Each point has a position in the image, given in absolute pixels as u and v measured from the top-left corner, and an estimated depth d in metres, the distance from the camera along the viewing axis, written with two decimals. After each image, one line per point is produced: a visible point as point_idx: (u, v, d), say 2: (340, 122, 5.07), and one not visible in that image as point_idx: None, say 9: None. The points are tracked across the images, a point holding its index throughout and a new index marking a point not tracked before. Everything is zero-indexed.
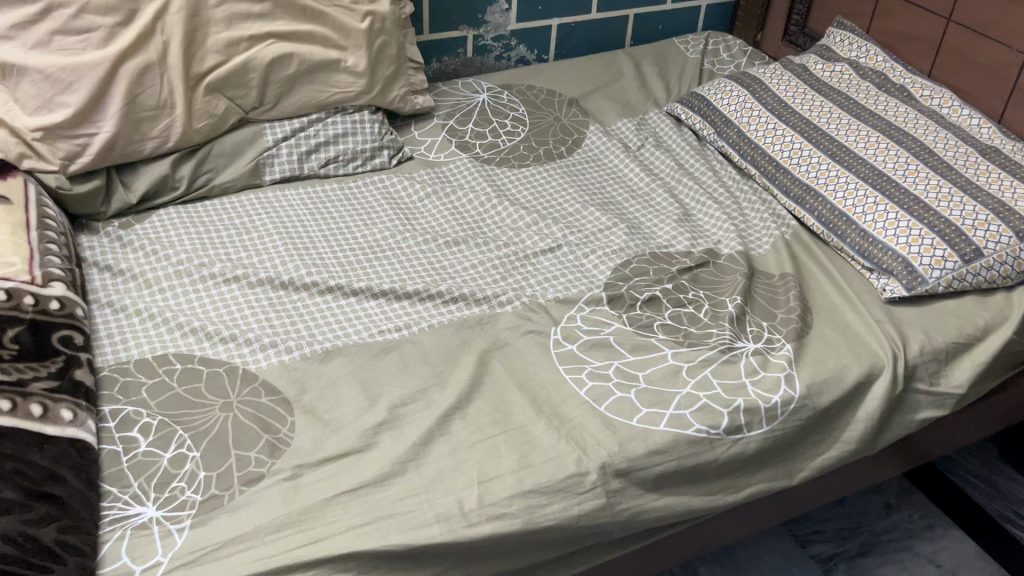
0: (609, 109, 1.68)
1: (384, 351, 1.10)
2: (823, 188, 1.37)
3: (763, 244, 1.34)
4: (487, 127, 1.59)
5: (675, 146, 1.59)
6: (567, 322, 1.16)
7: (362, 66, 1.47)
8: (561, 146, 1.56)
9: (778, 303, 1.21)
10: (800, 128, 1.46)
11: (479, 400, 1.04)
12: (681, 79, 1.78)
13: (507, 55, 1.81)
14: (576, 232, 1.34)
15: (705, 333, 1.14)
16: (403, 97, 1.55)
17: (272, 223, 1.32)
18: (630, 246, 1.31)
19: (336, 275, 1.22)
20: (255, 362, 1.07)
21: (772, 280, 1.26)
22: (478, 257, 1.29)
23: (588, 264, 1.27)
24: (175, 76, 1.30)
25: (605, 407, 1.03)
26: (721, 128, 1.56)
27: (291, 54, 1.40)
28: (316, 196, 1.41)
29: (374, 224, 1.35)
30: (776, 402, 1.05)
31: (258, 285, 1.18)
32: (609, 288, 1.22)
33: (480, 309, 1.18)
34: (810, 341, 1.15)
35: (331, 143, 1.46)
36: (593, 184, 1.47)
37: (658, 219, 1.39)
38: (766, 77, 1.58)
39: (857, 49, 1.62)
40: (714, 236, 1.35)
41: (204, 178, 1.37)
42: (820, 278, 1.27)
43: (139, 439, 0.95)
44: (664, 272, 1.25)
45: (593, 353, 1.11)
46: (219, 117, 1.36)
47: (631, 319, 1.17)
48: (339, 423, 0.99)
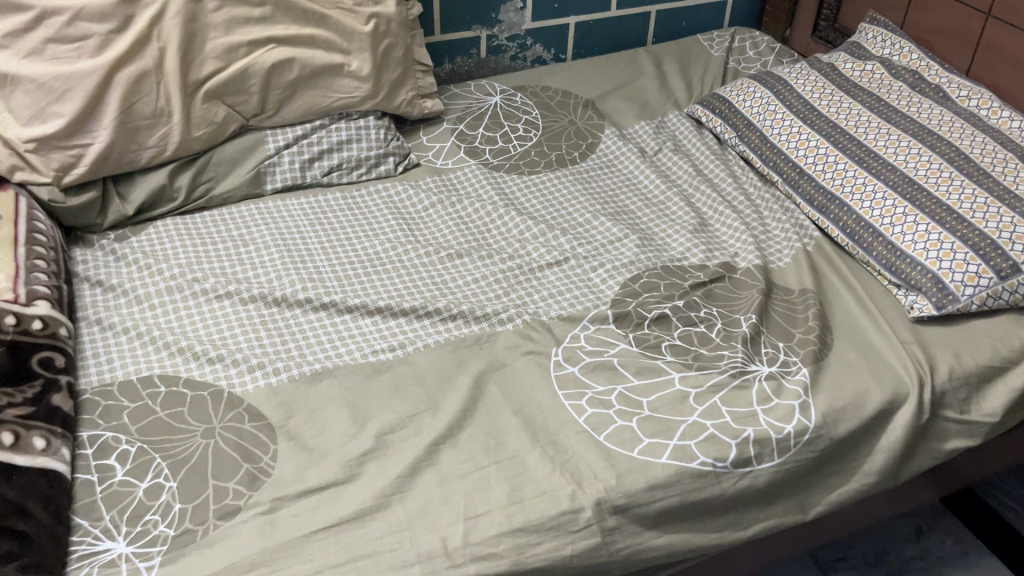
0: (627, 110, 1.61)
1: (376, 372, 1.06)
2: (849, 197, 1.29)
3: (785, 255, 1.27)
4: (499, 132, 1.54)
5: (694, 150, 1.51)
6: (570, 341, 1.11)
7: (367, 70, 1.41)
8: (575, 151, 1.50)
9: (796, 322, 1.14)
10: (827, 132, 1.38)
11: (472, 427, 0.98)
12: (704, 77, 1.70)
13: (522, 55, 1.75)
14: (584, 243, 1.28)
15: (716, 355, 1.08)
16: (410, 101, 1.50)
17: (270, 235, 1.28)
18: (641, 258, 1.24)
19: (330, 290, 1.17)
20: (242, 385, 1.03)
21: (791, 296, 1.19)
22: (480, 270, 1.23)
23: (596, 279, 1.22)
24: (172, 84, 1.27)
25: (604, 436, 0.97)
26: (742, 131, 1.48)
27: (292, 59, 1.35)
28: (317, 206, 1.36)
29: (375, 235, 1.30)
30: (789, 433, 0.98)
31: (251, 302, 1.14)
32: (616, 304, 1.16)
33: (479, 327, 1.13)
34: (829, 363, 1.07)
35: (335, 150, 1.41)
36: (606, 191, 1.41)
37: (672, 228, 1.32)
38: (791, 77, 1.50)
39: (890, 46, 1.53)
40: (732, 248, 1.28)
41: (203, 188, 1.34)
42: (843, 292, 1.19)
43: (116, 467, 0.92)
44: (675, 287, 1.19)
45: (595, 377, 1.05)
46: (219, 124, 1.33)
47: (637, 339, 1.11)
48: (324, 450, 0.95)
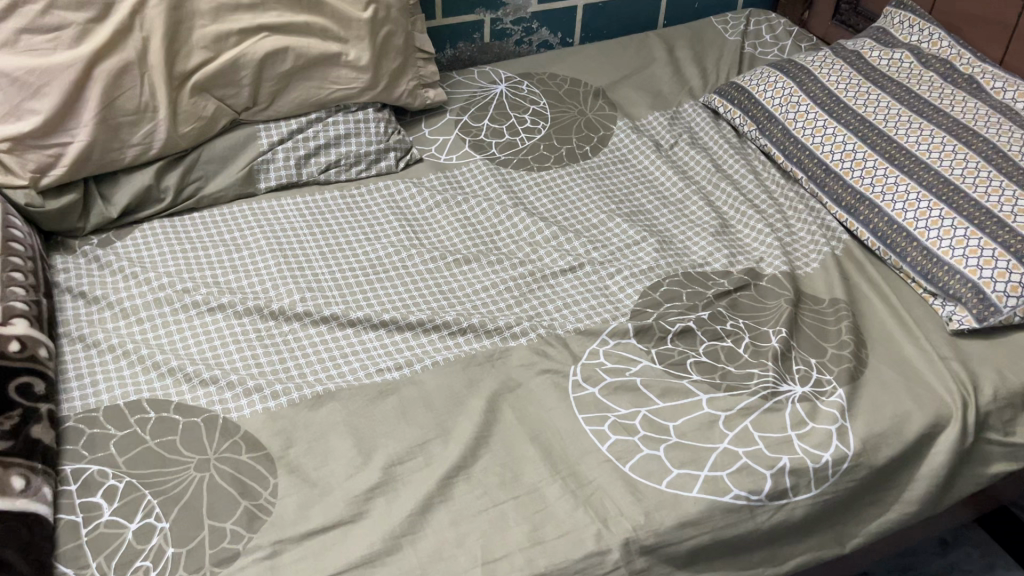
0: (640, 99, 1.52)
1: (382, 394, 0.98)
2: (880, 197, 1.21)
3: (812, 261, 1.19)
4: (505, 124, 1.45)
5: (711, 144, 1.44)
6: (588, 358, 1.03)
7: (366, 59, 1.33)
8: (585, 145, 1.42)
9: (828, 336, 1.07)
10: (854, 126, 1.30)
11: (487, 456, 0.91)
12: (719, 63, 1.62)
13: (528, 39, 1.66)
14: (600, 248, 1.21)
15: (745, 373, 1.01)
16: (411, 92, 1.41)
17: (265, 239, 1.20)
18: (660, 264, 1.17)
19: (331, 302, 1.09)
20: (237, 410, 0.95)
21: (821, 306, 1.12)
22: (490, 278, 1.16)
23: (614, 288, 1.14)
24: (157, 76, 1.18)
25: (630, 467, 0.90)
26: (763, 124, 1.40)
27: (286, 48, 1.27)
28: (314, 206, 1.28)
29: (377, 239, 1.22)
30: (827, 462, 0.91)
31: (246, 314, 1.06)
32: (636, 317, 1.09)
33: (491, 342, 1.06)
34: (866, 382, 1.01)
35: (332, 145, 1.33)
36: (619, 189, 1.33)
37: (692, 230, 1.25)
38: (814, 66, 1.42)
39: (918, 33, 1.45)
40: (756, 253, 1.21)
41: (192, 188, 1.25)
42: (875, 302, 1.12)
43: (103, 506, 0.84)
44: (698, 296, 1.12)
45: (617, 399, 0.98)
46: (208, 119, 1.24)
47: (661, 355, 1.04)
48: (327, 485, 0.88)
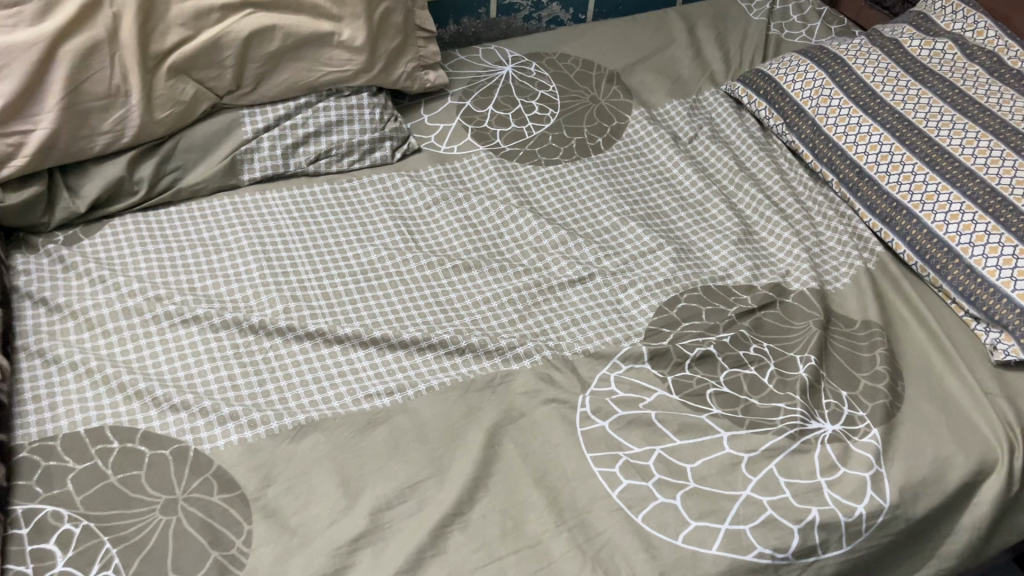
0: (657, 85, 1.41)
1: (370, 424, 0.89)
2: (919, 207, 1.11)
3: (843, 276, 1.10)
4: (511, 110, 1.34)
5: (734, 138, 1.33)
6: (598, 385, 0.94)
7: (361, 40, 1.21)
8: (598, 136, 1.31)
9: (861, 364, 0.97)
10: (891, 125, 1.19)
11: (486, 501, 0.83)
12: (743, 46, 1.50)
13: (537, 15, 1.55)
14: (612, 256, 1.11)
15: (770, 408, 0.92)
16: (409, 74, 1.30)
17: (247, 240, 1.10)
18: (678, 277, 1.08)
19: (318, 315, 1.00)
20: (211, 440, 0.86)
21: (853, 330, 1.02)
22: (492, 288, 1.07)
23: (627, 303, 1.05)
24: (129, 56, 1.07)
25: (643, 517, 0.82)
26: (791, 119, 1.29)
27: (273, 26, 1.15)
28: (302, 202, 1.18)
29: (370, 240, 1.13)
30: (861, 515, 0.83)
31: (223, 328, 0.97)
32: (651, 338, 1.00)
33: (491, 364, 0.96)
34: (903, 421, 0.92)
35: (323, 133, 1.22)
36: (634, 187, 1.23)
37: (713, 237, 1.15)
38: (849, 54, 1.31)
39: (962, 21, 1.33)
40: (782, 265, 1.11)
41: (168, 179, 1.14)
42: (912, 325, 1.03)
43: (56, 555, 0.76)
44: (719, 315, 1.02)
45: (629, 435, 0.89)
46: (187, 104, 1.13)
47: (678, 384, 0.95)
48: (308, 533, 0.79)
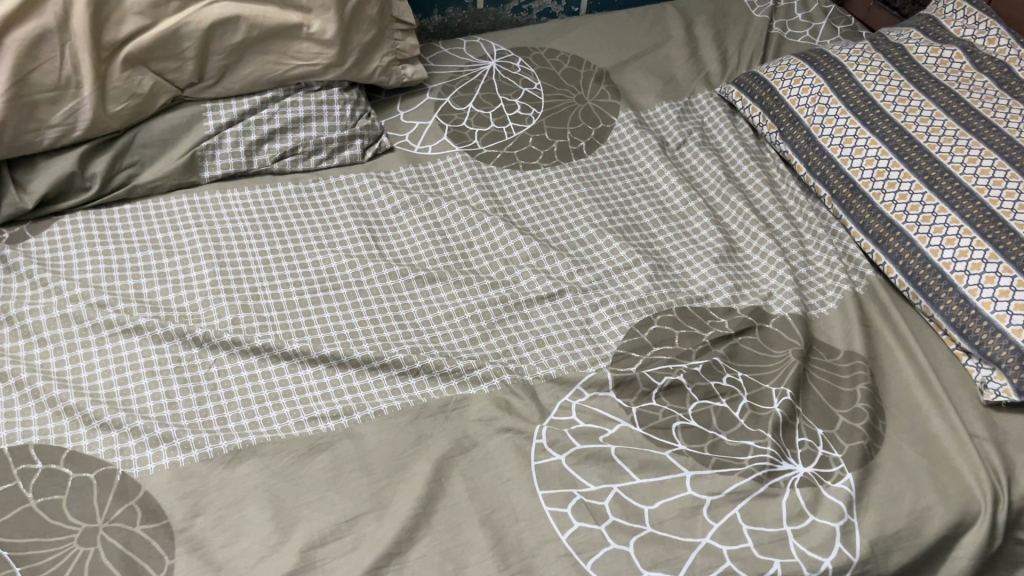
0: (648, 86, 1.34)
1: (312, 450, 0.84)
2: (914, 229, 1.04)
3: (829, 300, 1.03)
4: (492, 109, 1.28)
5: (724, 145, 1.26)
6: (557, 414, 0.89)
7: (331, 33, 1.15)
8: (581, 140, 1.24)
9: (840, 400, 0.91)
10: (890, 138, 1.12)
11: (427, 540, 0.78)
12: (742, 46, 1.43)
13: (527, 7, 1.48)
14: (586, 272, 1.05)
15: (739, 445, 0.86)
16: (385, 69, 1.24)
17: (202, 242, 1.05)
18: (653, 296, 1.02)
19: (268, 329, 0.95)
20: (140, 463, 0.81)
21: (835, 361, 0.96)
22: (455, 303, 1.01)
23: (597, 323, 0.99)
24: (81, 46, 1.01)
25: (592, 564, 0.76)
26: (786, 127, 1.22)
27: (237, 17, 1.09)
28: (263, 202, 1.12)
29: (331, 246, 1.07)
30: (827, 569, 0.78)
31: (165, 340, 0.92)
32: (618, 363, 0.94)
33: (447, 387, 0.91)
34: (881, 465, 0.86)
35: (289, 130, 1.16)
36: (614, 196, 1.17)
37: (693, 253, 1.08)
38: (849, 59, 1.23)
39: (973, 26, 1.25)
40: (764, 287, 1.04)
41: (124, 175, 1.09)
42: (899, 358, 0.96)
43: None
44: (693, 341, 0.96)
45: (586, 471, 0.84)
46: (144, 97, 1.08)
47: (643, 416, 0.89)
48: (233, 571, 0.75)
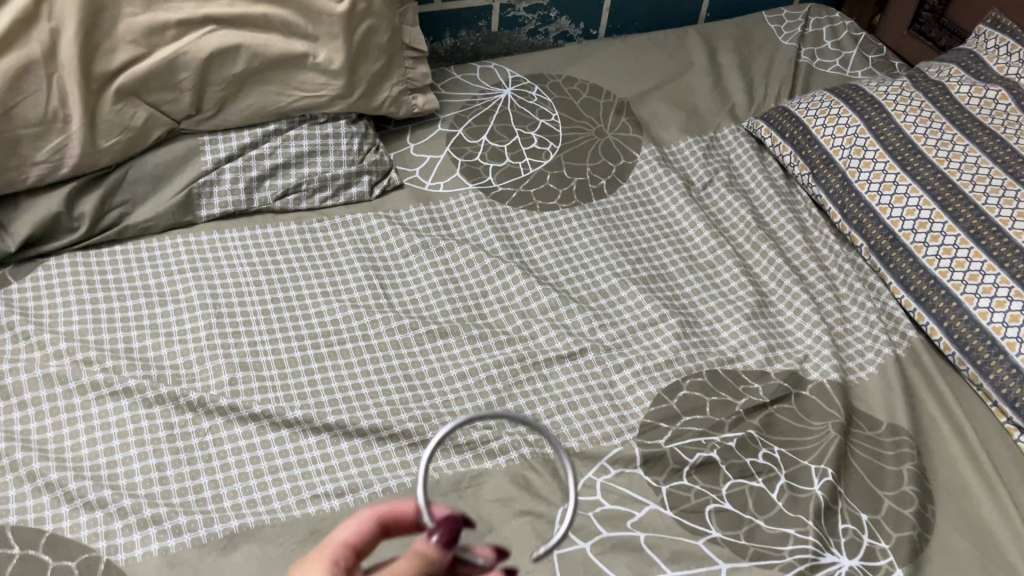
0: (672, 118, 1.27)
1: (314, 534, 0.77)
2: (960, 288, 0.98)
3: (869, 363, 0.97)
4: (507, 142, 1.21)
5: (753, 185, 1.19)
6: (581, 494, 0.82)
7: (338, 62, 1.08)
8: (602, 178, 1.17)
9: (885, 481, 0.85)
10: (932, 186, 1.05)
11: None
12: (768, 75, 1.36)
13: (543, 29, 1.40)
14: (608, 327, 0.98)
15: (778, 533, 0.80)
16: (394, 99, 1.17)
17: (197, 290, 0.98)
18: (681, 357, 0.95)
19: (268, 391, 0.88)
20: (126, 549, 0.74)
21: (878, 434, 0.89)
22: (470, 361, 0.94)
23: (621, 387, 0.92)
24: (69, 79, 0.94)
25: None
26: (819, 169, 1.15)
27: (238, 46, 1.02)
28: (263, 244, 1.05)
29: (336, 294, 1.00)
30: None
31: (156, 404, 0.85)
32: (646, 436, 0.87)
33: (461, 461, 0.84)
34: (931, 557, 0.80)
35: (293, 165, 1.09)
36: (637, 242, 1.10)
37: (722, 308, 1.02)
38: (887, 98, 1.16)
39: (1018, 63, 1.18)
40: (798, 348, 0.98)
41: (114, 215, 1.02)
42: (946, 432, 0.90)
43: None
44: (725, 410, 0.90)
45: (613, 562, 0.77)
46: (137, 130, 1.00)
47: (674, 498, 0.82)
48: None
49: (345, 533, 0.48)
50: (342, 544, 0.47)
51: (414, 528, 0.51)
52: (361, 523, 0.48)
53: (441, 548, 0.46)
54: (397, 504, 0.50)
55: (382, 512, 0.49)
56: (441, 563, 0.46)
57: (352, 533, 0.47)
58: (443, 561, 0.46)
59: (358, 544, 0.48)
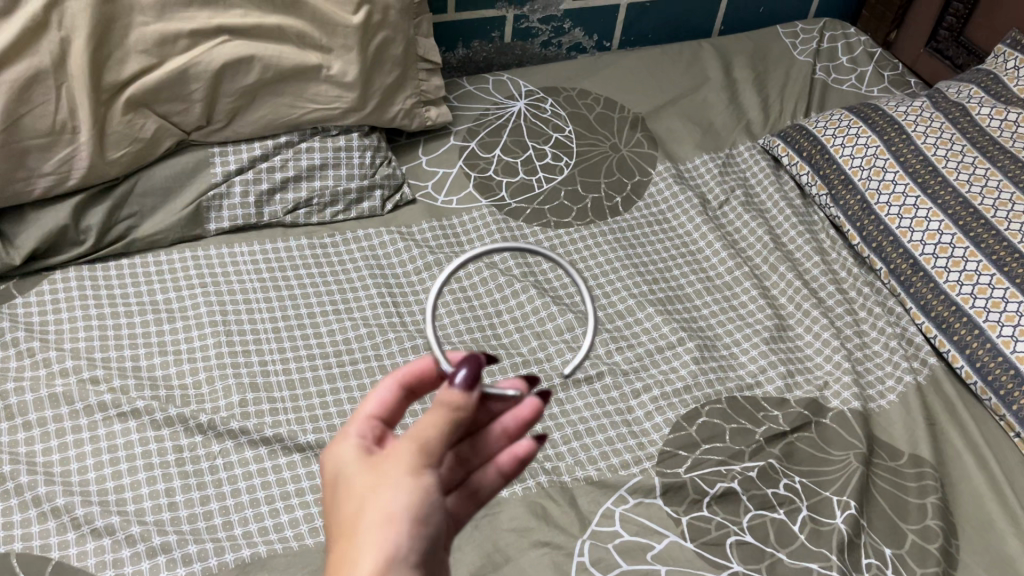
0: (687, 134, 1.25)
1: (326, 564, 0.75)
2: (983, 315, 0.96)
3: (889, 391, 0.95)
4: (521, 156, 1.19)
5: (769, 205, 1.17)
6: (599, 524, 0.80)
7: (352, 75, 1.06)
8: (617, 195, 1.16)
9: (908, 514, 0.84)
10: (954, 209, 1.03)
11: None
12: (784, 91, 1.34)
13: (557, 41, 1.39)
14: (625, 350, 0.96)
15: (801, 568, 0.78)
16: (407, 111, 1.15)
17: (206, 306, 0.95)
18: (700, 383, 0.93)
19: (279, 414, 0.86)
20: None
21: (900, 465, 0.88)
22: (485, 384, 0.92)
23: (639, 413, 0.91)
24: (79, 89, 0.91)
25: None
26: (838, 190, 1.14)
27: (251, 57, 1.00)
28: (273, 259, 1.03)
29: (348, 312, 0.98)
30: None
31: (165, 426, 0.83)
32: (665, 465, 0.85)
33: None
34: None
35: (304, 178, 1.07)
36: (653, 262, 1.08)
37: (740, 331, 1.00)
38: (907, 118, 1.14)
39: None
40: (818, 375, 0.96)
41: (121, 228, 0.99)
42: (968, 465, 0.88)
43: None
44: (745, 439, 0.88)
45: None
46: (147, 141, 0.98)
47: (694, 530, 0.80)
48: None
49: (372, 405, 0.57)
50: (372, 414, 0.57)
51: (437, 380, 0.60)
52: (386, 392, 0.58)
53: (466, 390, 0.49)
54: (414, 366, 0.59)
55: (402, 376, 0.58)
56: (469, 406, 0.50)
57: (379, 402, 0.57)
58: (471, 404, 0.50)
59: (388, 407, 0.58)
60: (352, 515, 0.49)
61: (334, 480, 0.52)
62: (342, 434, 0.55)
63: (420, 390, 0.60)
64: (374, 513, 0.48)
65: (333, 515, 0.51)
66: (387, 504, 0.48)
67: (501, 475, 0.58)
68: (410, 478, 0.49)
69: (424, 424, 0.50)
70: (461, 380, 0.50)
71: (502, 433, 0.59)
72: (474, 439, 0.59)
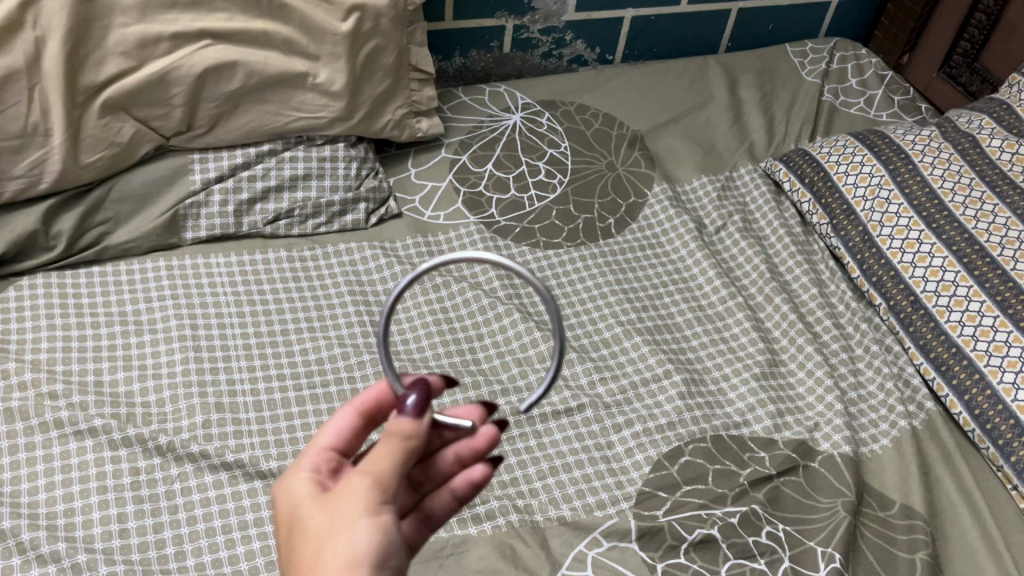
0: (687, 154, 1.22)
1: None
2: (984, 359, 0.92)
3: (882, 435, 0.91)
4: (514, 172, 1.15)
5: (768, 232, 1.13)
6: (570, 568, 0.76)
7: (340, 84, 1.02)
8: (611, 216, 1.12)
9: (896, 570, 0.80)
10: (959, 245, 0.99)
11: None
12: (789, 112, 1.30)
13: (557, 52, 1.35)
14: (609, 382, 0.93)
15: None
16: (397, 122, 1.12)
17: (176, 320, 0.92)
18: (684, 419, 0.89)
19: (244, 438, 0.83)
20: None
21: (890, 517, 0.84)
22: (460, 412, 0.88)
23: (619, 449, 0.87)
24: (52, 90, 0.88)
25: None
26: (839, 220, 1.09)
27: (234, 63, 0.96)
28: (250, 272, 1.00)
29: (323, 330, 0.95)
30: None
31: (124, 447, 0.80)
32: (643, 507, 0.82)
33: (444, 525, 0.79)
34: None
35: (286, 189, 1.04)
36: (643, 288, 1.04)
37: (729, 366, 0.96)
38: (915, 148, 1.10)
39: None
40: (809, 416, 0.92)
41: (94, 234, 0.96)
42: (962, 519, 0.84)
43: None
44: (728, 482, 0.84)
45: None
46: (123, 146, 0.95)
47: None
48: None
49: (329, 437, 0.55)
50: (328, 446, 0.54)
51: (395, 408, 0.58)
52: (344, 421, 0.55)
53: (415, 418, 0.48)
54: (371, 391, 0.57)
55: (360, 404, 0.56)
56: (420, 436, 0.48)
57: (335, 433, 0.55)
58: (422, 432, 0.48)
59: (346, 438, 0.55)
60: (311, 560, 0.46)
61: (287, 523, 0.49)
62: (293, 469, 0.52)
63: (378, 418, 0.58)
64: (334, 559, 0.45)
65: (288, 562, 0.48)
66: (350, 549, 0.45)
67: (454, 500, 0.56)
68: (368, 518, 0.46)
69: (375, 458, 0.47)
70: (410, 409, 0.48)
71: (458, 460, 0.57)
72: (427, 463, 0.57)
